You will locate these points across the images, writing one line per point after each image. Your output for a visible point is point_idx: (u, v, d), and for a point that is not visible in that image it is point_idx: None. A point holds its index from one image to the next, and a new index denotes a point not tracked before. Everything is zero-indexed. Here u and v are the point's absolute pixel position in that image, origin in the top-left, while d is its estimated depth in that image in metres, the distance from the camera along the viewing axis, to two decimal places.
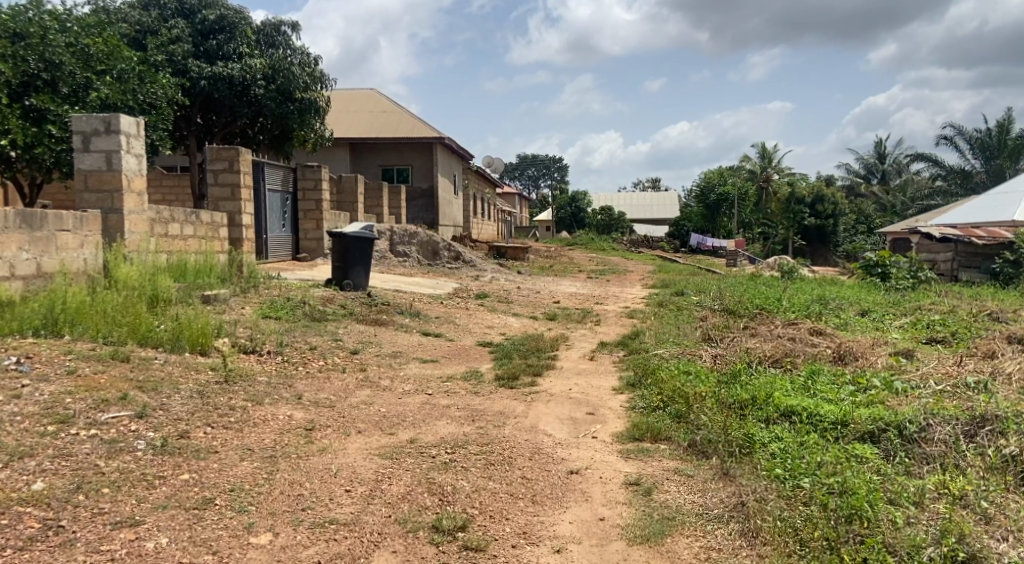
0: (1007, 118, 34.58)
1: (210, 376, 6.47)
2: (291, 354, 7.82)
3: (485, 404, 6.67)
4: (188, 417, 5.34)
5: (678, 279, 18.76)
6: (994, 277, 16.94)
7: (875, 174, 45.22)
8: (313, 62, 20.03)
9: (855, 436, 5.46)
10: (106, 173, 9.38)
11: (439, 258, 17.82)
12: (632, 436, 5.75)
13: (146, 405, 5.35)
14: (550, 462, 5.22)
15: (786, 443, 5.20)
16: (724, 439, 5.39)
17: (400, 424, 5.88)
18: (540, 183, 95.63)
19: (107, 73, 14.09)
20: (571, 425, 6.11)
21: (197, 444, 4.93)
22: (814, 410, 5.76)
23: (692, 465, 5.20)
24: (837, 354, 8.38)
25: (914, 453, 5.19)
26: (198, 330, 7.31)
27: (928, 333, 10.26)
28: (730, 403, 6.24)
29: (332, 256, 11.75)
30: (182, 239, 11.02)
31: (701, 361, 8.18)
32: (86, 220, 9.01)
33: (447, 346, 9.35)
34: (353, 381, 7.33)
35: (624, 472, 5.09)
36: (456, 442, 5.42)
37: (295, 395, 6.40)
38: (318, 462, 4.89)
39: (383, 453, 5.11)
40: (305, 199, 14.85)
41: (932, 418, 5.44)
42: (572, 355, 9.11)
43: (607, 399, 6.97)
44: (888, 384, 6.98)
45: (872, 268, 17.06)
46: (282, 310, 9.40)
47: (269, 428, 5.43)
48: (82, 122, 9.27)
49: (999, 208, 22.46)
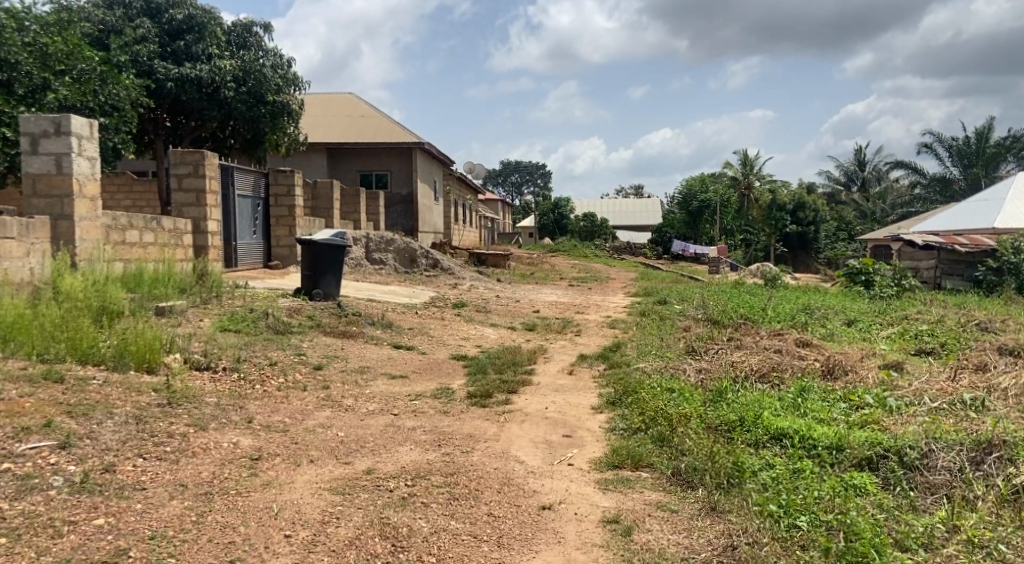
0: (985, 126, 34.60)
1: (152, 398, 5.91)
2: (248, 371, 7.27)
3: (453, 426, 6.15)
4: (118, 447, 4.79)
5: (661, 286, 18.40)
6: (977, 285, 16.68)
7: (854, 181, 44.94)
8: (285, 64, 19.50)
9: (852, 462, 5.00)
10: (55, 177, 8.80)
11: (416, 265, 17.28)
12: (610, 463, 5.24)
13: (71, 433, 4.81)
14: (520, 496, 4.71)
15: (781, 475, 4.74)
16: (711, 468, 4.88)
17: (359, 451, 5.35)
18: (522, 190, 94.82)
19: (66, 73, 13.50)
20: (545, 450, 5.62)
21: (122, 480, 4.42)
22: (807, 433, 5.31)
23: (677, 499, 4.70)
24: (826, 367, 7.93)
25: (915, 483, 4.74)
26: (145, 345, 6.75)
27: (916, 344, 9.87)
28: (717, 426, 5.75)
29: (301, 265, 11.17)
30: (141, 247, 10.42)
31: (685, 376, 7.69)
32: (32, 227, 8.44)
33: (418, 359, 8.83)
34: (313, 400, 6.79)
35: (603, 508, 4.59)
36: (417, 472, 4.90)
37: (246, 418, 5.86)
38: (258, 500, 4.36)
39: (333, 488, 4.58)
40: (276, 206, 14.29)
41: (934, 443, 5.00)
42: (551, 369, 8.61)
43: (585, 419, 6.49)
44: (882, 402, 6.55)
45: (856, 276, 16.72)
46: (242, 323, 8.78)
47: (209, 458, 4.89)
48: (30, 122, 8.73)
49: (979, 214, 22.30)
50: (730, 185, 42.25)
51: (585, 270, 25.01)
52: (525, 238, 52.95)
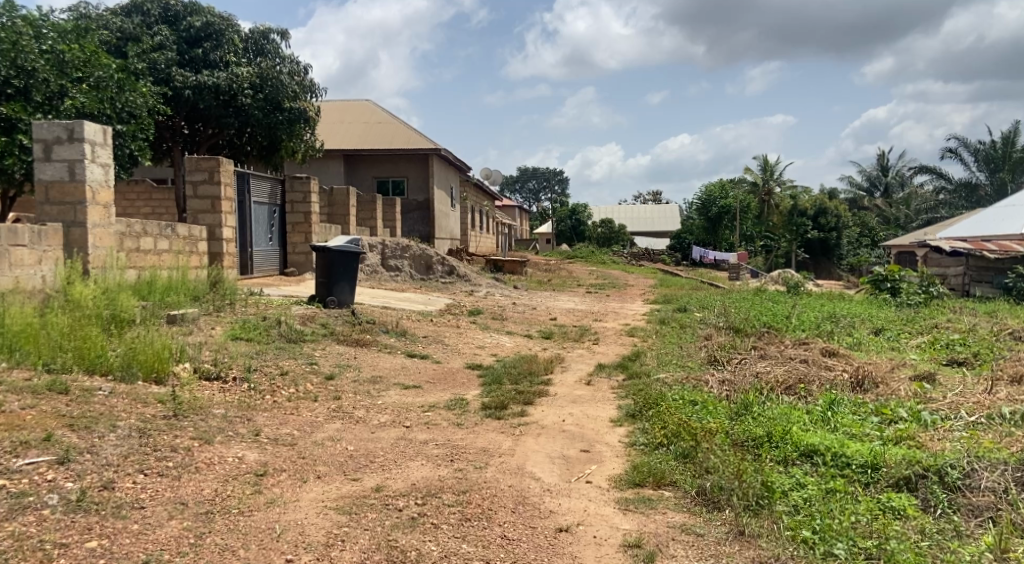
0: (1011, 130, 34.02)
1: (158, 410, 5.72)
2: (258, 382, 7.07)
3: (467, 440, 5.93)
4: (119, 463, 4.61)
5: (680, 293, 18.09)
6: (1007, 292, 16.24)
7: (878, 187, 44.46)
8: (302, 71, 19.39)
9: (888, 482, 4.76)
10: (68, 184, 8.68)
11: (433, 272, 17.09)
12: (631, 481, 5.00)
13: (71, 447, 4.63)
14: (536, 517, 4.49)
15: (813, 496, 4.52)
16: (739, 487, 4.63)
17: (369, 467, 5.14)
18: (539, 197, 94.51)
19: (83, 80, 13.44)
20: (563, 466, 5.39)
21: (120, 498, 4.26)
22: (840, 450, 5.06)
23: (702, 521, 4.46)
24: (855, 379, 7.64)
25: (958, 504, 4.50)
26: (153, 355, 6.60)
27: (948, 354, 9.55)
28: (744, 441, 5.48)
29: (315, 272, 11.02)
30: (156, 254, 10.28)
31: (708, 388, 7.42)
32: (45, 234, 8.32)
33: (433, 369, 8.63)
34: (324, 412, 6.61)
35: (623, 530, 4.36)
36: (428, 490, 4.70)
37: (253, 430, 5.67)
38: (260, 520, 4.22)
39: (340, 507, 4.41)
40: (292, 212, 14.16)
41: (976, 463, 4.77)
42: (568, 379, 8.36)
43: (604, 433, 6.24)
44: (916, 416, 6.28)
45: (881, 282, 16.33)
46: (254, 331, 8.59)
47: (213, 474, 4.71)
48: (43, 129, 8.61)
49: (1007, 221, 21.80)
50: (750, 192, 41.77)
51: (605, 277, 24.77)
52: (542, 244, 52.68)
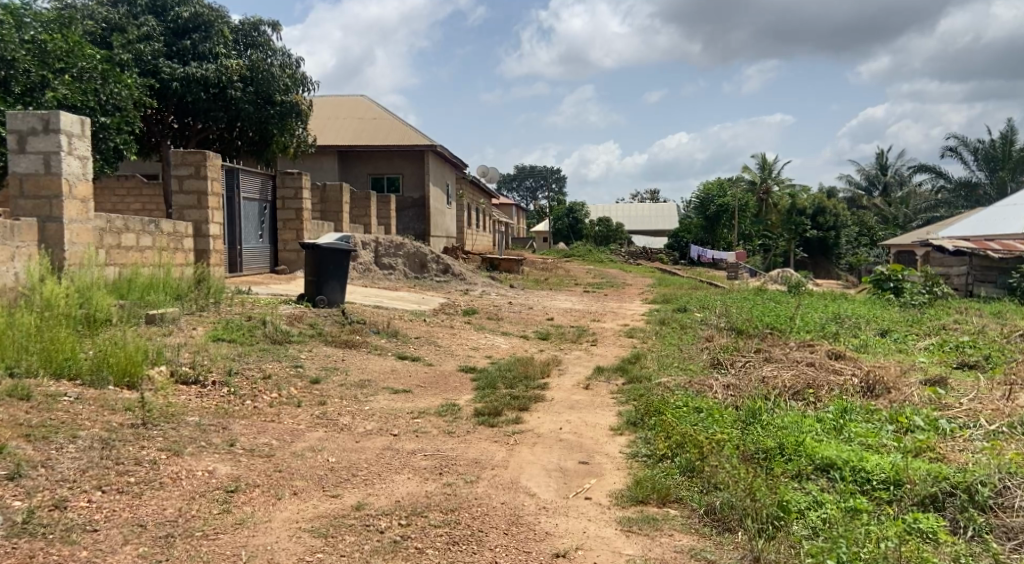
0: (1009, 130, 33.72)
1: (126, 418, 5.32)
2: (240, 386, 6.67)
3: (458, 450, 5.55)
4: (75, 478, 4.23)
5: (679, 293, 17.59)
6: (1012, 292, 15.87)
7: (876, 186, 44.11)
8: (293, 64, 18.98)
9: (914, 500, 4.39)
10: (43, 177, 8.27)
11: (426, 271, 16.65)
12: (633, 498, 4.61)
13: (22, 461, 4.24)
14: (530, 539, 4.12)
15: (834, 517, 4.16)
16: (752, 507, 4.26)
17: (352, 480, 4.77)
18: (536, 195, 94.56)
19: (66, 71, 12.99)
20: (559, 480, 5.00)
21: (71, 521, 3.90)
22: (859, 464, 4.68)
23: (714, 545, 4.10)
24: (866, 384, 7.25)
25: (992, 527, 4.14)
26: (126, 358, 6.16)
27: (958, 357, 9.17)
28: (753, 453, 5.08)
29: (304, 270, 10.59)
30: (138, 250, 9.87)
31: (712, 394, 7.02)
32: (18, 229, 7.87)
33: (424, 372, 8.22)
34: (307, 419, 6.20)
35: (626, 556, 4.00)
36: (413, 508, 4.33)
37: (228, 440, 5.28)
38: (225, 545, 3.87)
39: (315, 528, 4.06)
40: (282, 209, 13.73)
41: (1009, 480, 4.41)
42: (565, 384, 7.95)
43: (603, 443, 5.86)
44: (934, 425, 5.90)
45: (883, 282, 15.95)
46: (237, 332, 8.16)
47: (178, 492, 4.32)
48: (17, 120, 8.21)
49: (1008, 221, 21.49)
50: (749, 190, 41.45)
51: (602, 276, 24.34)
52: (540, 244, 52.34)
